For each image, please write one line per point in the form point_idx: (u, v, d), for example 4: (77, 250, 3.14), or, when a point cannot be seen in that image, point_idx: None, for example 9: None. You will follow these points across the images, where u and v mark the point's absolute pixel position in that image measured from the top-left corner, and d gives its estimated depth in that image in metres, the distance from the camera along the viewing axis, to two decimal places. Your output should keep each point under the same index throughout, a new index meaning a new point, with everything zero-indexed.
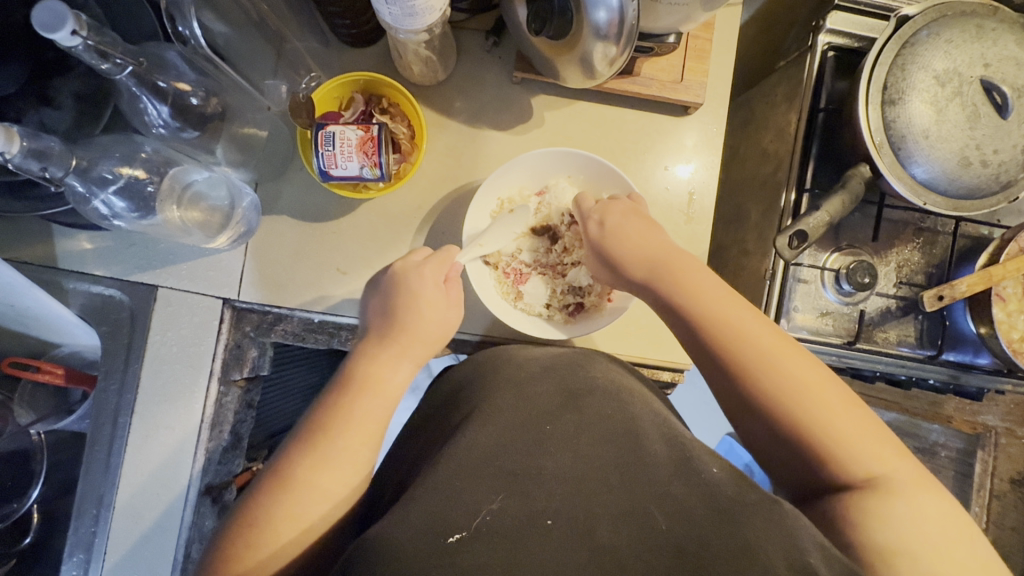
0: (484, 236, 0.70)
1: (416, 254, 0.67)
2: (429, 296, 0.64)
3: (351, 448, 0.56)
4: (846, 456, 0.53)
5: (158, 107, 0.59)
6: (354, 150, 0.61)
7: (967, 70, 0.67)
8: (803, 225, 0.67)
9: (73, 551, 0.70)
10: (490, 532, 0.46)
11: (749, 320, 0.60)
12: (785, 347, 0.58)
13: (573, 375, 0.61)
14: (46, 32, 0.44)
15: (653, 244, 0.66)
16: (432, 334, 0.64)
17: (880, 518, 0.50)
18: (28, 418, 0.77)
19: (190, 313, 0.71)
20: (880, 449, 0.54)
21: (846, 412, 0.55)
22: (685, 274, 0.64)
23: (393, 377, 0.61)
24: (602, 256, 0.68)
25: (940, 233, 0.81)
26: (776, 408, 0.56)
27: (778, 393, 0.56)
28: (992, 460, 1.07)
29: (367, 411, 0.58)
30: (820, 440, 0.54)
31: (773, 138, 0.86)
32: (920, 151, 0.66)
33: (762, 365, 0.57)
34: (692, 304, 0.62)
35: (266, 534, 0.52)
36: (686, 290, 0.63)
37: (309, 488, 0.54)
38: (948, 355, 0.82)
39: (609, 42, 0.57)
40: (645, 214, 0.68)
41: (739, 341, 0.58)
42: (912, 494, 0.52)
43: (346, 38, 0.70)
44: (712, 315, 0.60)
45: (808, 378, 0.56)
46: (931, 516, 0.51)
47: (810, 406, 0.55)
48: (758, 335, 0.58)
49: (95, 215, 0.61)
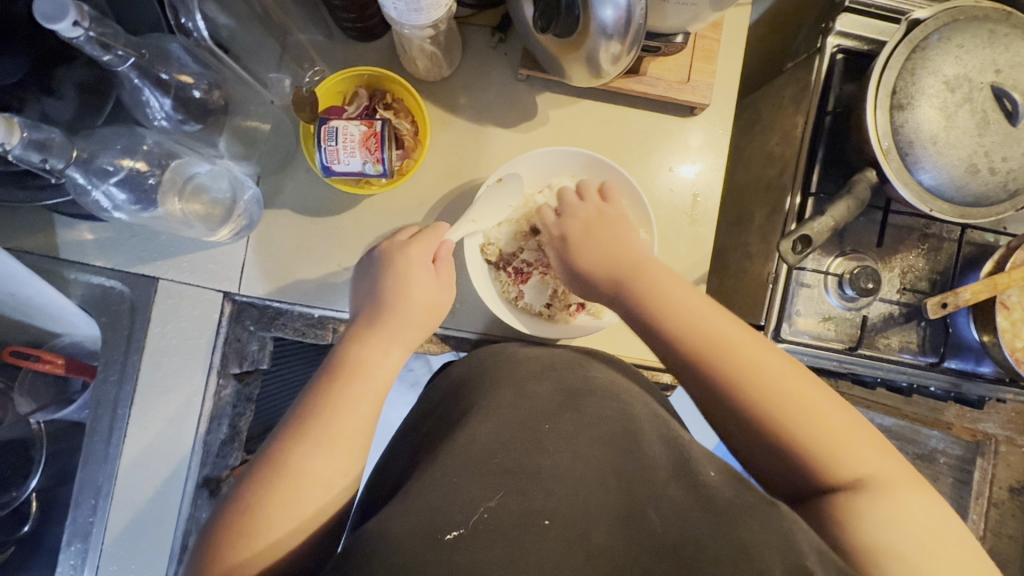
0: (476, 212, 0.68)
1: (404, 233, 0.68)
2: (420, 276, 0.64)
3: (342, 433, 0.56)
4: (833, 454, 0.53)
5: (161, 100, 0.59)
6: (357, 145, 0.61)
7: (978, 76, 0.66)
8: (808, 229, 0.66)
9: (70, 539, 0.70)
10: (485, 531, 0.45)
11: (715, 321, 0.59)
12: (755, 346, 0.58)
13: (573, 374, 0.61)
14: (48, 23, 0.44)
15: (620, 248, 0.66)
16: (422, 318, 0.64)
17: (872, 520, 0.50)
18: (28, 407, 0.76)
19: (190, 306, 0.70)
20: (868, 450, 0.53)
21: (825, 405, 0.55)
22: (650, 279, 0.63)
23: (384, 360, 0.61)
24: (571, 264, 0.68)
25: (946, 239, 0.81)
26: (760, 411, 0.55)
27: (757, 394, 0.55)
28: (992, 469, 1.06)
29: (355, 395, 0.58)
30: (807, 439, 0.53)
31: (779, 140, 0.85)
32: (928, 157, 0.66)
33: (736, 367, 0.56)
34: (660, 311, 0.61)
35: (261, 522, 0.52)
36: (651, 294, 0.62)
37: (302, 475, 0.54)
38: (950, 363, 0.82)
39: (614, 40, 0.57)
40: (610, 220, 0.69)
41: (711, 345, 0.58)
42: (899, 492, 0.51)
43: (352, 33, 0.69)
44: (680, 317, 0.60)
45: (781, 375, 0.56)
46: (922, 517, 0.50)
47: (792, 404, 0.54)
48: (726, 338, 0.58)
49: (95, 207, 0.60)
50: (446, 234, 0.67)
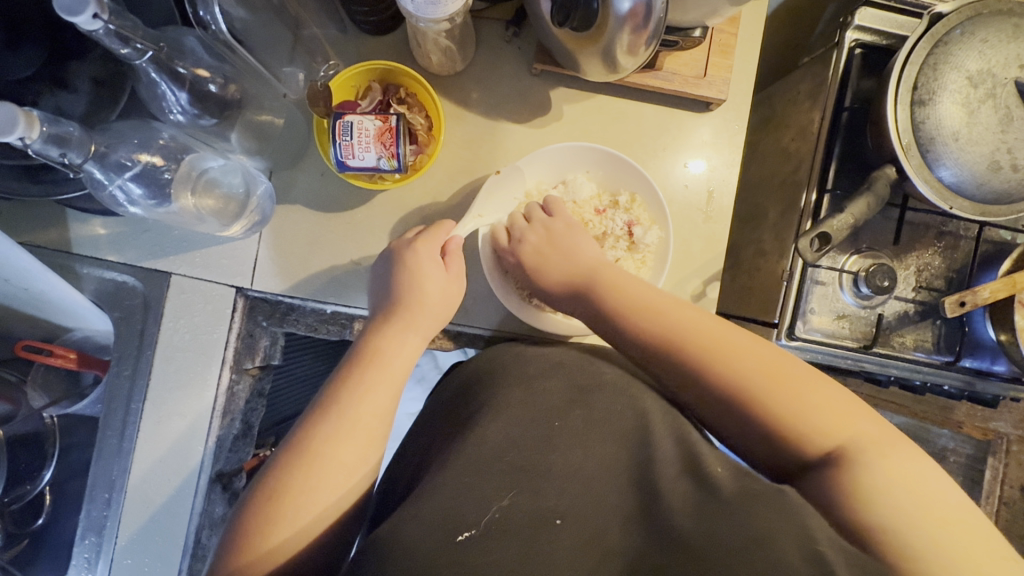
0: (480, 206, 0.69)
1: (410, 232, 0.68)
2: (430, 272, 0.64)
3: (362, 419, 0.56)
4: (820, 428, 0.51)
5: (177, 93, 0.58)
6: (372, 140, 0.61)
7: (1002, 72, 0.65)
8: (827, 227, 0.65)
9: (85, 533, 0.70)
10: (499, 530, 0.46)
11: (676, 311, 0.59)
12: (722, 331, 0.57)
13: (584, 370, 0.58)
14: (68, 15, 0.43)
15: (580, 252, 0.67)
16: (438, 307, 0.64)
17: (889, 506, 0.46)
18: (42, 401, 0.77)
19: (202, 301, 0.70)
20: (903, 447, 0.50)
21: (807, 378, 0.53)
22: (616, 278, 0.64)
23: (401, 351, 0.61)
24: (549, 278, 0.67)
25: (963, 237, 0.80)
26: (747, 391, 0.53)
27: (738, 380, 0.54)
28: (1002, 467, 1.06)
29: (373, 382, 0.58)
30: (791, 412, 0.52)
31: (794, 136, 0.84)
32: (949, 154, 0.65)
33: (703, 352, 0.56)
34: (633, 315, 0.60)
35: (284, 507, 0.52)
36: (614, 295, 0.62)
37: (321, 462, 0.54)
38: (966, 362, 0.81)
39: (634, 34, 0.56)
40: (572, 227, 0.69)
41: (680, 340, 0.57)
42: (898, 462, 0.48)
43: (366, 27, 0.69)
44: (648, 309, 0.60)
45: (766, 363, 0.54)
46: (919, 482, 0.47)
47: (770, 384, 0.53)
48: (692, 335, 0.57)
49: (111, 201, 0.60)
50: (453, 229, 0.67)
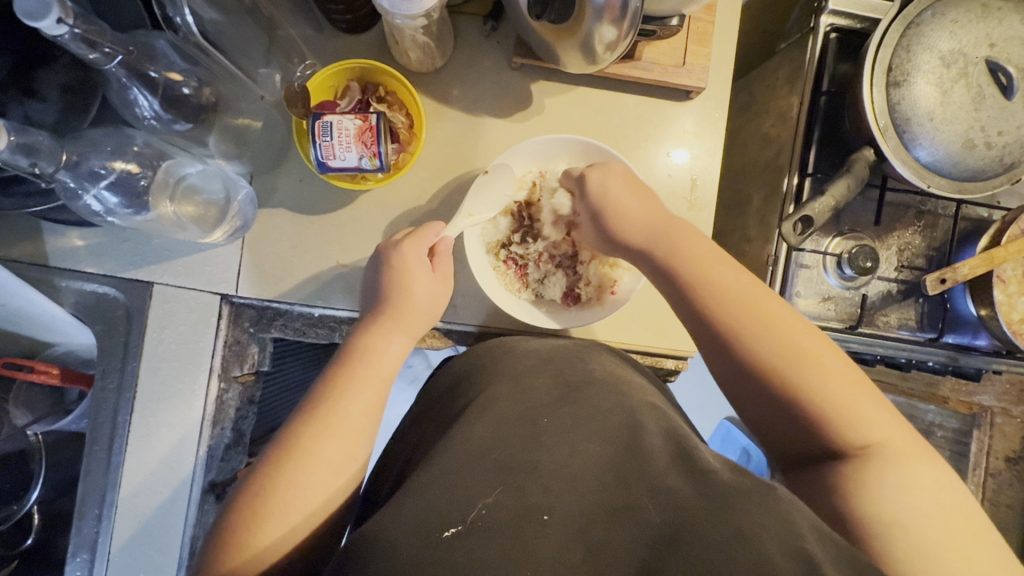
0: (471, 206, 0.68)
1: (398, 232, 0.67)
2: (418, 271, 0.63)
3: (351, 419, 0.56)
4: (864, 431, 0.52)
5: (150, 99, 0.57)
6: (352, 140, 0.60)
7: (973, 51, 0.66)
8: (808, 211, 0.67)
9: (77, 551, 0.69)
10: (484, 526, 0.43)
11: (745, 284, 0.59)
12: (791, 318, 0.57)
13: (572, 367, 0.61)
14: (31, 21, 0.42)
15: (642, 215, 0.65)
16: (428, 307, 0.64)
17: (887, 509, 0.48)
18: (25, 418, 0.74)
19: (187, 310, 0.69)
20: (928, 469, 0.50)
21: (858, 390, 0.53)
22: (686, 244, 0.63)
23: (388, 349, 0.61)
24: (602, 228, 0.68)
25: (941, 215, 0.81)
26: (783, 376, 0.54)
27: (789, 369, 0.54)
28: (988, 440, 1.08)
29: (365, 381, 0.58)
30: (821, 405, 0.53)
31: (774, 122, 0.85)
32: (925, 134, 0.66)
33: (761, 328, 0.56)
34: (698, 273, 0.61)
35: (274, 507, 0.51)
36: (681, 255, 0.62)
37: (312, 460, 0.53)
38: (948, 337, 0.82)
39: (609, 25, 0.56)
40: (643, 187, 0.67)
41: (739, 306, 0.58)
42: (912, 470, 0.50)
43: (341, 26, 0.69)
44: (706, 271, 0.60)
45: (825, 365, 0.54)
46: (920, 483, 0.49)
47: (822, 381, 0.53)
48: (760, 302, 0.58)
49: (87, 211, 0.59)
50: (443, 231, 0.67)
